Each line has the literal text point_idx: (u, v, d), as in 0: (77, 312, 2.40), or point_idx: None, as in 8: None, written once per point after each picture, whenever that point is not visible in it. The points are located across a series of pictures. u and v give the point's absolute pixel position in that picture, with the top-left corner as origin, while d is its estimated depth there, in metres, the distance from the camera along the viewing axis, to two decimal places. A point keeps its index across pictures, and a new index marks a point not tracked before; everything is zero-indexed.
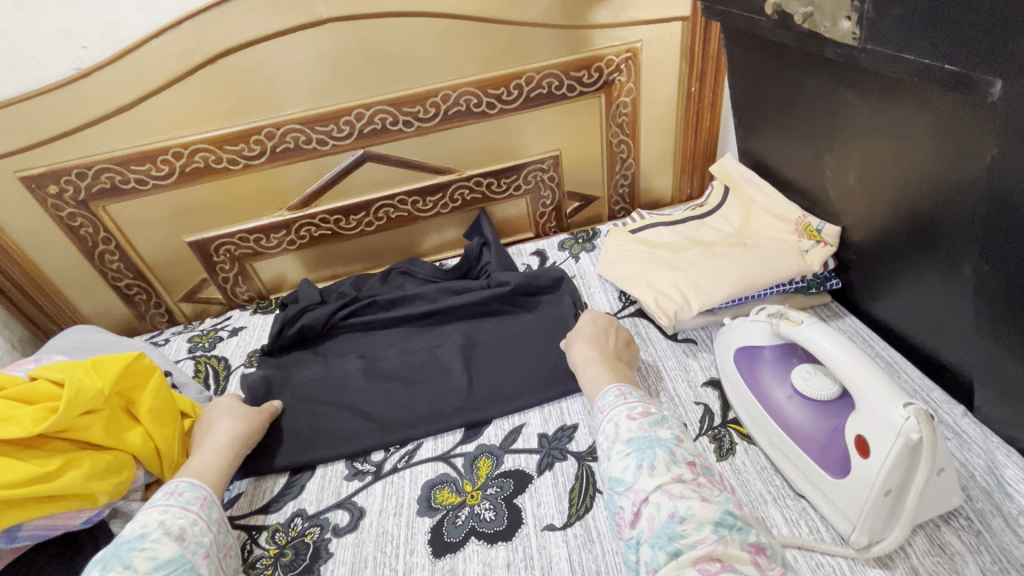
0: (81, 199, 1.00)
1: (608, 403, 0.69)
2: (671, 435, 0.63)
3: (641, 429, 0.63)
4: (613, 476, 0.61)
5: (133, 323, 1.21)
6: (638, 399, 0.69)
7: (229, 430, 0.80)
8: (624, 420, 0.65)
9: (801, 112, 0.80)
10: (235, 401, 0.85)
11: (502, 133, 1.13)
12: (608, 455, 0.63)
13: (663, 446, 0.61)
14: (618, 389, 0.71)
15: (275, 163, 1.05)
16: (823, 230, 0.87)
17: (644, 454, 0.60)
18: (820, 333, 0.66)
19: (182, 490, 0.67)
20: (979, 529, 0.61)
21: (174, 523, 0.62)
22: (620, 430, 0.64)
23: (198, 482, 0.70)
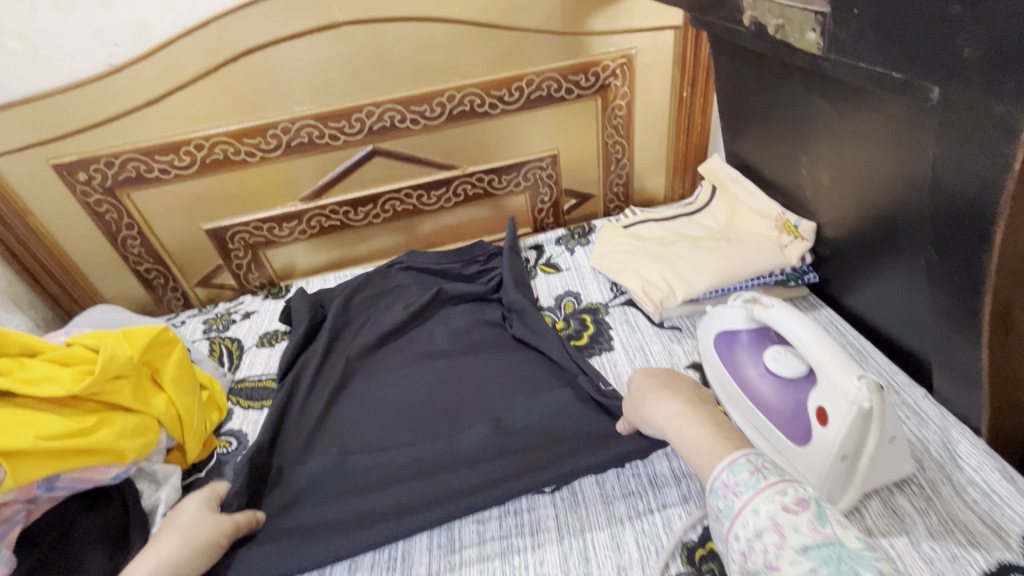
0: (107, 186, 1.07)
1: (746, 485, 0.52)
2: (861, 543, 0.47)
3: (815, 530, 0.47)
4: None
5: (151, 307, 1.27)
6: (783, 478, 0.52)
7: (165, 553, 0.63)
8: (785, 517, 0.48)
9: (780, 116, 0.86)
10: (201, 509, 0.70)
11: (503, 132, 1.19)
12: (773, 561, 0.47)
13: (862, 559, 0.45)
14: (751, 461, 0.54)
15: (289, 156, 1.12)
16: (800, 226, 0.93)
17: (838, 572, 0.44)
18: (787, 315, 0.72)
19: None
20: (929, 495, 0.67)
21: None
22: (785, 534, 0.48)
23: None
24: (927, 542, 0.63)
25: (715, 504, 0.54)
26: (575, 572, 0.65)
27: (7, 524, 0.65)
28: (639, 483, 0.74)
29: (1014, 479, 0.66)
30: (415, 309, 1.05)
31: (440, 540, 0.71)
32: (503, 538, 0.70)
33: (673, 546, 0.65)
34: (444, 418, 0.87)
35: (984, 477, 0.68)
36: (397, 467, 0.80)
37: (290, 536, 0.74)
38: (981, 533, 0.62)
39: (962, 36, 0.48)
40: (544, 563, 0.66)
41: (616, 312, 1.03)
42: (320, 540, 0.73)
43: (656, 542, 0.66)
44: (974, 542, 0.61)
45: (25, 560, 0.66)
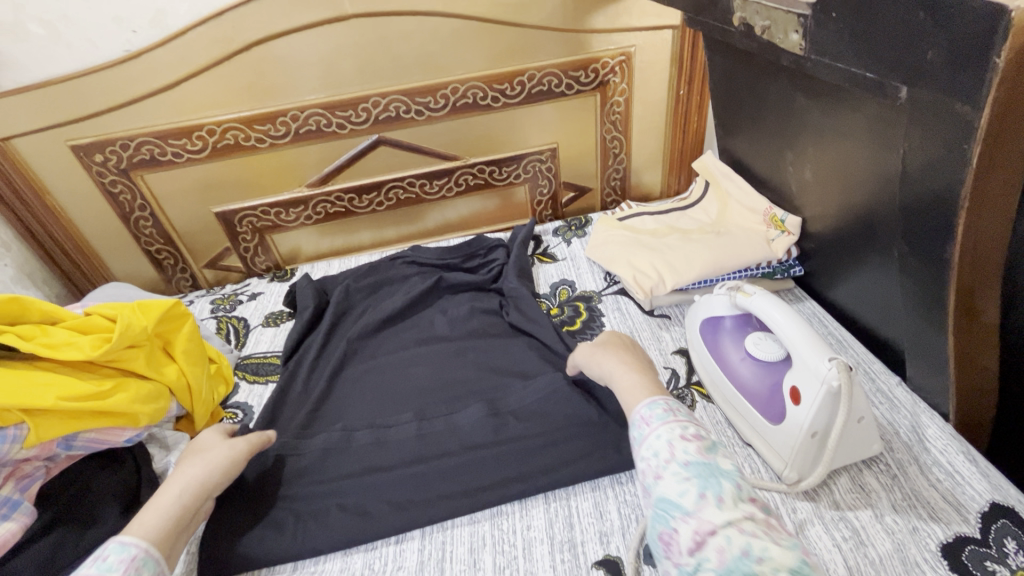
0: (122, 168, 1.11)
1: (657, 417, 0.61)
2: (731, 465, 0.56)
3: (700, 454, 0.56)
4: (663, 498, 0.55)
5: (160, 287, 1.32)
6: (689, 417, 0.62)
7: (189, 475, 0.69)
8: (679, 440, 0.58)
9: (768, 114, 0.90)
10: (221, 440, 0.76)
11: (505, 125, 1.23)
12: (659, 475, 0.56)
13: (730, 477, 0.55)
14: (666, 401, 0.63)
15: (298, 143, 1.16)
16: (786, 221, 0.97)
17: (707, 483, 0.54)
18: (767, 301, 0.76)
19: (106, 555, 0.57)
20: (895, 473, 0.71)
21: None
22: (674, 451, 0.57)
23: (130, 539, 0.59)
24: (890, 515, 0.67)
25: (632, 433, 0.63)
26: (560, 536, 0.71)
27: (27, 479, 0.70)
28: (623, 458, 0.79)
29: (977, 460, 0.70)
30: (415, 296, 1.10)
31: (433, 507, 0.75)
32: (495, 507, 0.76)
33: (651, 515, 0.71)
34: (441, 396, 0.91)
35: (948, 458, 0.72)
36: (395, 440, 0.85)
37: (292, 500, 0.78)
38: (941, 508, 0.66)
39: (924, 43, 0.52)
40: (532, 528, 0.73)
41: (608, 300, 1.08)
42: (321, 504, 0.77)
43: (636, 511, 0.72)
44: (934, 516, 0.66)
45: (45, 513, 0.70)
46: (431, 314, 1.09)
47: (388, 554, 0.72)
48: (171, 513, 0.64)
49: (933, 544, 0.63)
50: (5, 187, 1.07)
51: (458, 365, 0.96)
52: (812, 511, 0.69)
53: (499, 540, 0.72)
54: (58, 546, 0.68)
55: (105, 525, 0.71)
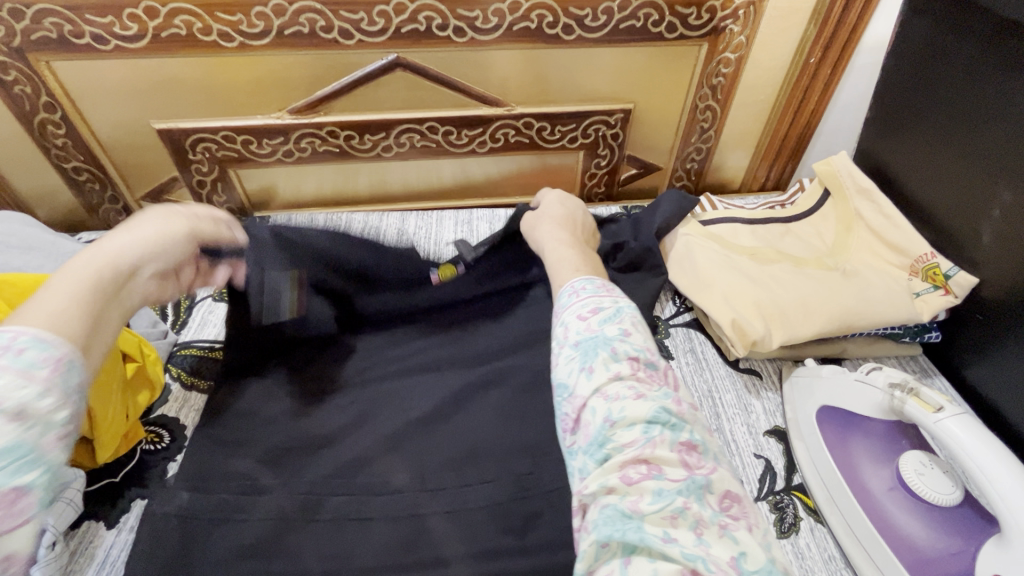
0: (14, 45, 0.76)
1: (563, 303, 0.53)
2: (618, 330, 0.48)
3: (587, 327, 0.49)
4: (557, 382, 0.48)
5: (82, 216, 0.99)
6: (592, 292, 0.53)
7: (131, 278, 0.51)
8: (571, 320, 0.50)
9: (1002, 123, 0.62)
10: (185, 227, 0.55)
11: (571, 67, 0.90)
12: (553, 361, 0.50)
13: (613, 348, 0.46)
14: (571, 285, 0.55)
15: (282, 49, 0.81)
16: (952, 277, 0.71)
17: (587, 357, 0.46)
18: (967, 430, 0.51)
19: (19, 349, 0.39)
20: None
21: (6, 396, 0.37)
22: (566, 333, 0.50)
23: (50, 335, 0.41)
24: None
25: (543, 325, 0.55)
26: None
27: None
28: None
29: None
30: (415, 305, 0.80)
31: None
32: None
33: None
34: (448, 455, 0.65)
35: None
36: (378, 520, 0.59)
37: None
38: None
39: None
40: None
41: (678, 334, 0.81)
42: None
43: None
44: None
45: None
46: (441, 319, 0.81)
47: None
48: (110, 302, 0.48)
49: None
50: None
51: (474, 409, 0.69)
52: None
53: None
54: None
55: None
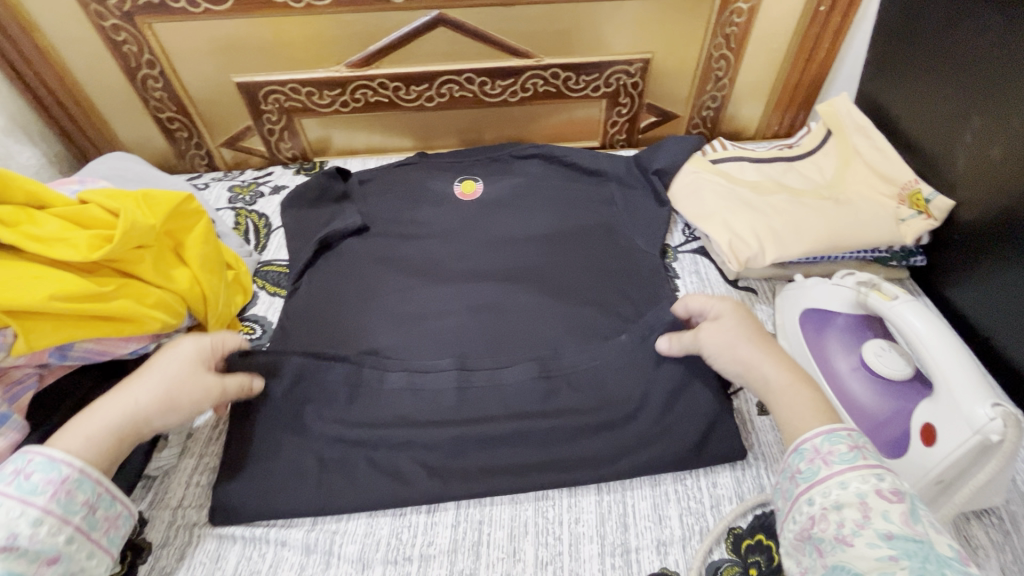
0: (125, 10, 0.91)
1: (840, 458, 0.50)
2: (956, 554, 0.43)
3: (905, 523, 0.45)
4: (849, 564, 0.44)
5: (172, 161, 1.16)
6: (882, 466, 0.50)
7: (143, 401, 0.58)
8: (875, 499, 0.46)
9: (968, 61, 0.71)
10: (189, 354, 0.62)
11: (593, 20, 1.00)
12: (846, 537, 0.45)
13: (954, 566, 0.42)
14: (852, 436, 0.51)
15: (340, 8, 0.93)
16: (932, 201, 0.79)
17: (921, 568, 0.42)
18: (914, 312, 0.61)
19: (31, 473, 0.50)
20: (1008, 529, 0.61)
21: (4, 528, 0.47)
22: (870, 513, 0.46)
23: (57, 454, 0.52)
24: None
25: (803, 471, 0.51)
26: (611, 537, 0.62)
27: (19, 387, 0.60)
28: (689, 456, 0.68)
29: None
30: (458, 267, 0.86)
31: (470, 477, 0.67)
32: (521, 520, 0.63)
33: (720, 532, 0.61)
34: (485, 347, 0.78)
35: None
36: None
37: None
38: None
39: None
40: (580, 522, 0.63)
41: (685, 259, 0.92)
42: None
43: (701, 522, 0.63)
44: None
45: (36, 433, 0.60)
46: (478, 244, 0.94)
47: (417, 525, 0.64)
48: (116, 428, 0.56)
49: None
50: None
51: (505, 313, 0.83)
52: None
53: (543, 529, 0.63)
54: None
55: None
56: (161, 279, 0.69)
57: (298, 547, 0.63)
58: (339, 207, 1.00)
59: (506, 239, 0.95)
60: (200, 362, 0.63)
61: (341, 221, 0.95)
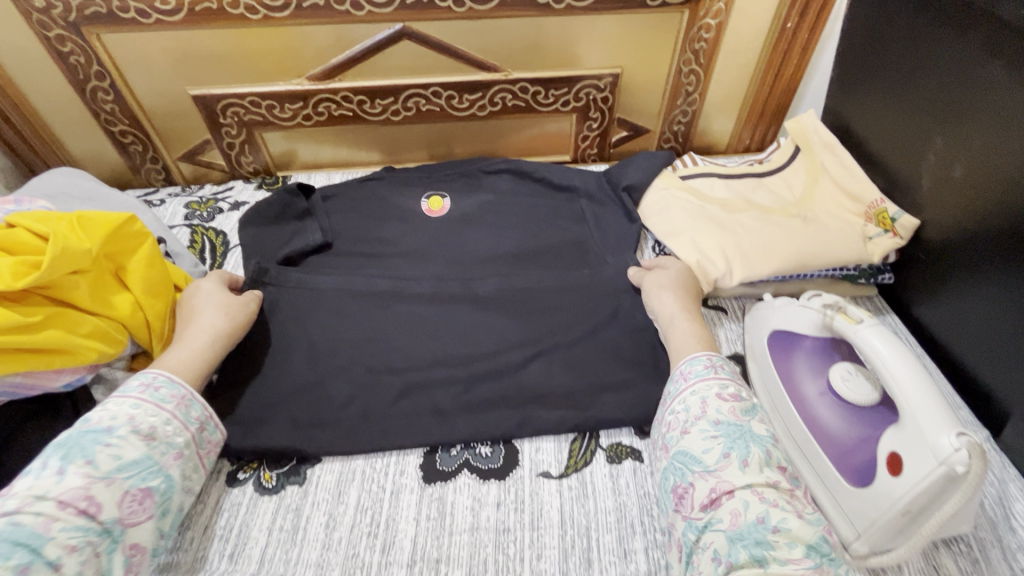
0: (71, 20, 0.87)
1: (696, 373, 0.65)
2: (765, 433, 0.59)
3: (733, 415, 0.60)
4: (686, 450, 0.59)
5: (127, 175, 1.11)
6: (730, 377, 0.65)
7: (214, 325, 0.71)
8: (714, 399, 0.61)
9: (929, 79, 0.70)
10: (219, 290, 0.75)
11: (561, 35, 0.98)
12: (686, 429, 0.61)
13: (758, 442, 0.58)
14: (709, 358, 0.66)
15: (299, 21, 0.90)
16: (897, 220, 0.78)
17: (734, 443, 0.57)
18: (880, 337, 0.60)
19: (158, 386, 0.62)
20: (976, 557, 0.60)
21: (146, 421, 0.58)
22: (707, 409, 0.61)
23: (176, 378, 0.64)
24: None
25: (669, 384, 0.67)
26: (575, 575, 0.59)
27: None
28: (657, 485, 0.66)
29: None
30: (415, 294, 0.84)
31: (430, 512, 0.64)
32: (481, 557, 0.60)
33: None
34: (448, 373, 0.76)
35: None
36: (388, 419, 0.71)
37: (265, 478, 0.68)
38: None
39: None
40: (543, 558, 0.60)
41: None
42: (298, 487, 0.67)
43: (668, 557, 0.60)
44: None
45: None
46: (443, 262, 0.91)
47: (371, 565, 0.60)
48: (207, 351, 0.69)
49: None
50: None
51: (469, 335, 0.80)
52: None
53: (503, 567, 0.60)
54: None
55: None
56: (98, 306, 0.65)
57: None
58: (301, 224, 0.97)
59: (472, 257, 0.92)
60: (221, 303, 0.74)
61: (301, 239, 0.92)
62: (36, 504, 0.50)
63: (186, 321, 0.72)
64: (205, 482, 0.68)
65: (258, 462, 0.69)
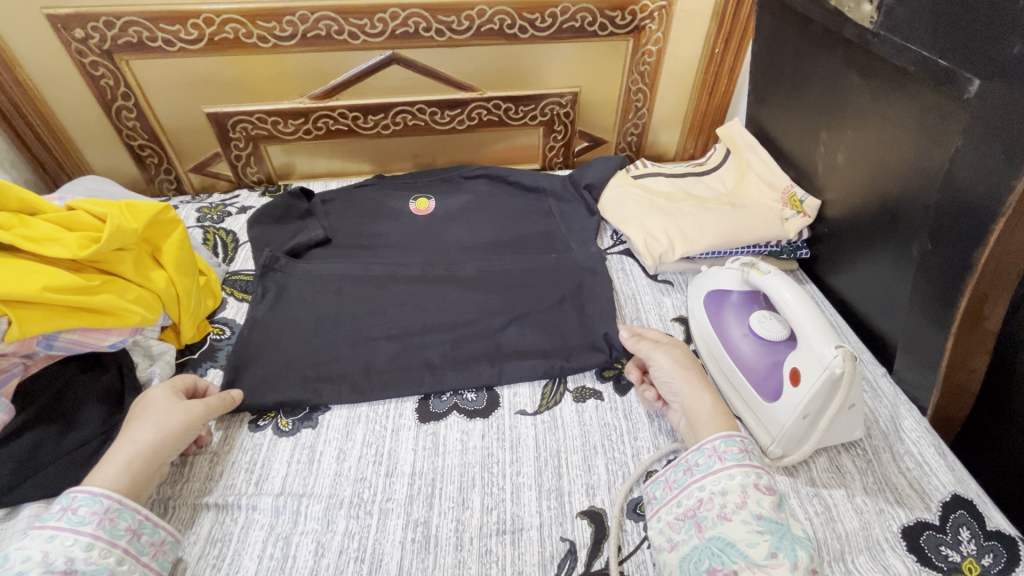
0: (105, 48, 1.01)
1: (732, 456, 0.64)
2: (805, 533, 0.59)
3: (773, 510, 0.59)
4: (723, 535, 0.59)
5: (141, 186, 1.24)
6: (761, 464, 0.64)
7: (141, 439, 0.65)
8: (755, 491, 0.61)
9: (815, 88, 0.89)
10: (162, 396, 0.70)
11: (527, 60, 1.16)
12: (726, 514, 0.60)
13: (802, 543, 0.57)
14: (742, 439, 0.66)
15: (304, 48, 1.06)
16: (805, 202, 0.96)
17: (779, 542, 0.56)
18: (781, 282, 0.75)
19: (76, 507, 0.58)
20: (870, 458, 0.75)
21: (61, 555, 0.54)
22: (749, 500, 0.60)
23: (89, 492, 0.59)
24: (861, 496, 0.71)
25: (697, 456, 0.66)
26: (548, 485, 0.72)
27: (4, 375, 0.68)
28: (615, 416, 0.80)
29: (945, 454, 0.73)
30: (418, 272, 0.98)
31: (425, 443, 0.76)
32: (468, 476, 0.72)
33: (639, 473, 0.72)
34: (437, 336, 0.88)
35: (920, 450, 0.74)
36: (387, 373, 0.84)
37: (282, 423, 0.79)
38: (907, 494, 0.70)
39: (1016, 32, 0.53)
40: (520, 474, 0.73)
41: (613, 260, 1.06)
42: (311, 429, 0.78)
43: (624, 468, 0.73)
44: (900, 501, 0.70)
45: (25, 412, 0.68)
46: (430, 250, 1.05)
47: (376, 485, 0.72)
48: (132, 466, 0.63)
49: (895, 526, 0.67)
50: None
51: (455, 307, 0.93)
52: (790, 485, 0.72)
53: (487, 482, 0.72)
54: (35, 447, 0.66)
55: (86, 430, 0.69)
56: (139, 278, 0.77)
57: (267, 510, 0.69)
58: (302, 222, 1.09)
59: (455, 246, 1.06)
60: (153, 409, 0.68)
61: (304, 235, 1.04)
62: None
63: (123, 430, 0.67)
64: (229, 427, 0.78)
65: (275, 412, 0.81)
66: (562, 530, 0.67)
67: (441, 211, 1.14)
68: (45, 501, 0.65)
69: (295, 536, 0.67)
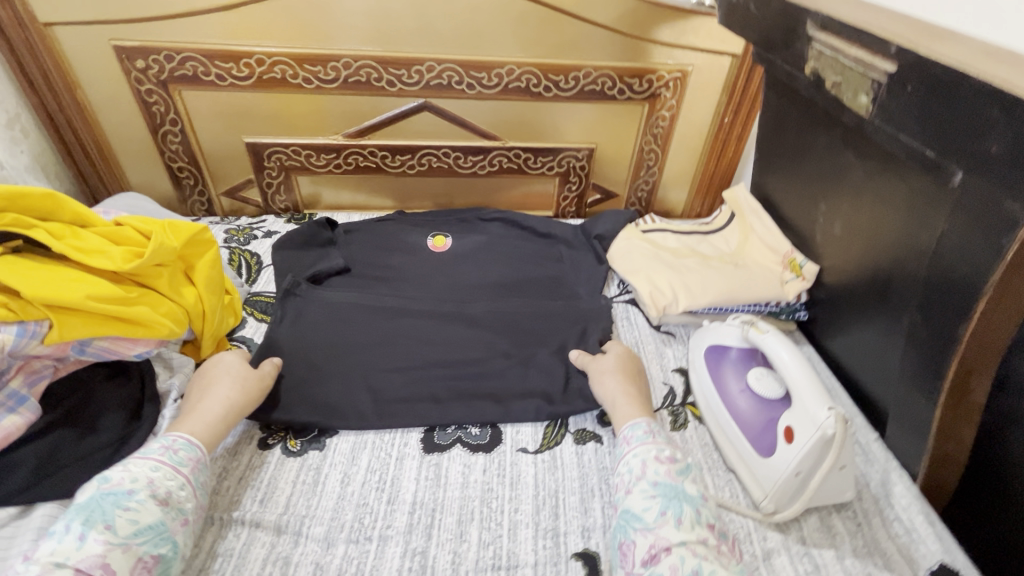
0: (161, 79, 1.09)
1: (637, 437, 0.76)
2: (697, 492, 0.69)
3: (668, 476, 0.70)
4: (628, 507, 0.69)
5: (174, 204, 1.30)
6: (666, 441, 0.76)
7: (228, 398, 0.76)
8: (652, 461, 0.72)
9: (815, 163, 0.95)
10: (240, 364, 0.81)
11: (549, 116, 1.24)
12: (630, 488, 0.71)
13: (690, 501, 0.67)
14: (648, 423, 0.78)
15: (343, 91, 1.14)
16: (804, 267, 1.00)
17: (669, 503, 0.67)
18: (779, 342, 0.79)
19: (177, 448, 0.67)
20: (860, 521, 0.76)
21: (163, 485, 0.63)
22: (647, 470, 0.71)
23: (194, 442, 0.70)
24: (850, 559, 0.72)
25: (617, 447, 0.78)
26: (545, 523, 0.73)
27: (36, 375, 0.71)
28: (613, 460, 0.82)
29: (935, 522, 0.74)
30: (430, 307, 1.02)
31: (428, 473, 0.79)
32: (467, 510, 0.74)
33: None
34: (445, 368, 0.92)
35: (909, 516, 0.76)
36: (396, 401, 0.87)
37: (291, 443, 0.82)
38: (895, 560, 0.72)
39: (992, 136, 0.56)
40: (518, 511, 0.75)
41: (619, 308, 1.10)
42: (318, 451, 0.81)
43: None
44: (887, 566, 0.71)
45: (49, 414, 0.71)
46: (444, 286, 1.09)
47: (378, 511, 0.74)
48: (221, 422, 0.74)
49: None
50: (36, 72, 1.05)
51: (464, 341, 0.97)
52: (780, 541, 0.74)
53: (486, 516, 0.74)
54: (56, 447, 0.69)
55: (105, 435, 0.73)
56: (172, 293, 0.81)
57: (270, 528, 0.71)
58: (324, 250, 1.14)
59: (467, 283, 1.11)
60: (237, 375, 0.79)
61: (325, 263, 1.09)
62: (57, 569, 0.53)
63: (203, 389, 0.78)
64: (239, 444, 0.81)
65: (284, 432, 0.83)
66: (557, 570, 0.68)
67: (457, 248, 1.19)
68: (59, 503, 0.66)
69: (295, 556, 0.68)
